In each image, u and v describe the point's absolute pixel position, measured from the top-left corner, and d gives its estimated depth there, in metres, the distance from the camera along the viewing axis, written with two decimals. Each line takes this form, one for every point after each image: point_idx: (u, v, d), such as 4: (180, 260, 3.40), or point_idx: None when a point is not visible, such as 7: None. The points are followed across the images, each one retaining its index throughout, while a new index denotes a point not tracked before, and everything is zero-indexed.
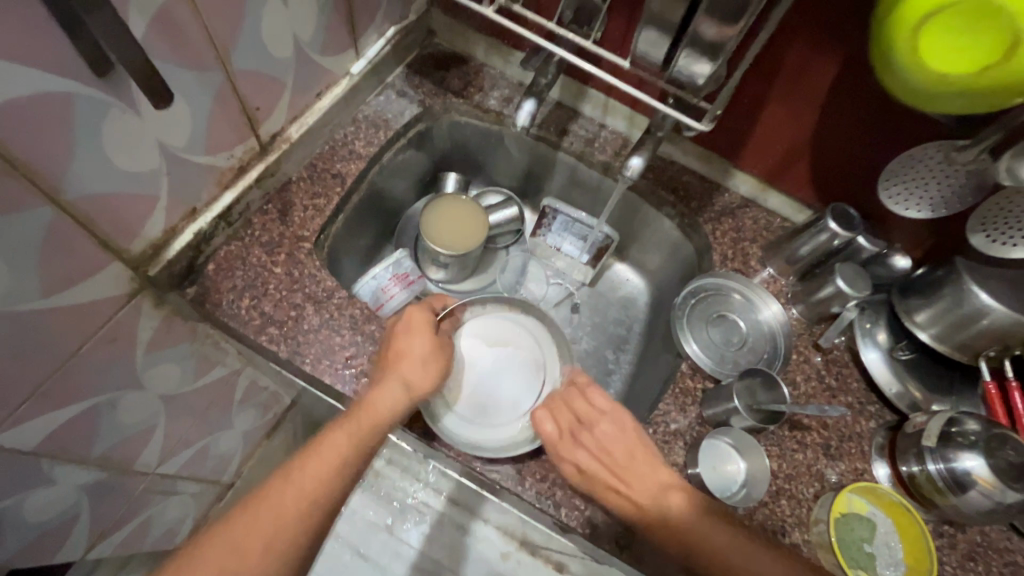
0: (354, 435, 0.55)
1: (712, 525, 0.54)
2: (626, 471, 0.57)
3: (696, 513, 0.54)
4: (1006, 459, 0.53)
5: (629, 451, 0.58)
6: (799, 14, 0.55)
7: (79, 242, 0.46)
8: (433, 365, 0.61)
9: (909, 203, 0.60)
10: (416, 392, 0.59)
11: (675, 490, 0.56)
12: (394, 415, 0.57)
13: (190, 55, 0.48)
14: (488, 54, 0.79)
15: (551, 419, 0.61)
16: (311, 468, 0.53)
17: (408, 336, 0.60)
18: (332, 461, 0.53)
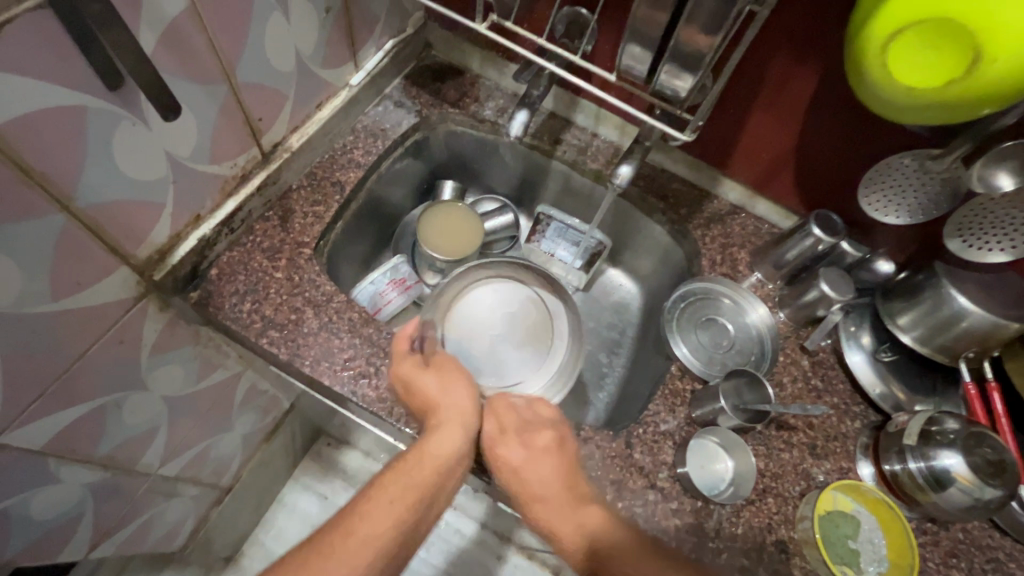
0: (415, 483, 0.54)
1: (622, 541, 0.53)
2: (552, 483, 0.57)
3: (611, 529, 0.54)
4: (983, 456, 0.55)
5: (554, 464, 0.58)
6: (779, 27, 0.57)
7: (89, 246, 0.48)
8: (463, 390, 0.60)
9: (889, 210, 0.62)
10: (461, 421, 0.58)
11: (591, 505, 0.55)
12: (454, 452, 0.57)
13: (197, 69, 0.50)
14: (483, 66, 0.82)
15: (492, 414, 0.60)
16: (376, 519, 0.52)
17: (416, 380, 0.58)
18: (398, 515, 0.53)
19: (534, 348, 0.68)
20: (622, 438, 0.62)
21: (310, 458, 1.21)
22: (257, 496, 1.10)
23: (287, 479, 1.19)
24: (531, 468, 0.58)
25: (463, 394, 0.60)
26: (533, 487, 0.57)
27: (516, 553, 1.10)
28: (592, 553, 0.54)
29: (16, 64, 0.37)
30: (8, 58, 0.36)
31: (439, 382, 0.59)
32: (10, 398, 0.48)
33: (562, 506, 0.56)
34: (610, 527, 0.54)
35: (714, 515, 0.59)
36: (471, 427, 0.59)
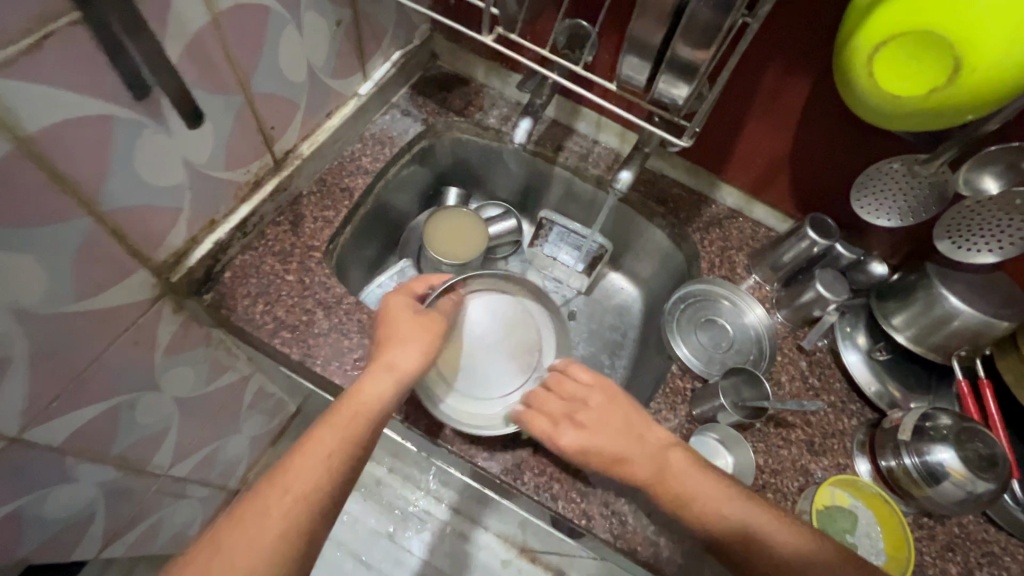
0: (344, 428, 0.52)
1: (709, 484, 0.55)
2: (626, 438, 0.59)
3: (692, 470, 0.56)
4: (975, 450, 0.57)
5: (620, 423, 0.60)
6: (773, 38, 0.60)
7: (110, 248, 0.50)
8: (416, 345, 0.59)
9: (879, 213, 0.64)
10: (401, 371, 0.57)
11: (672, 450, 0.58)
12: (383, 399, 0.55)
13: (216, 81, 0.53)
14: (487, 75, 0.84)
15: (539, 409, 0.62)
16: (301, 469, 0.49)
17: (393, 316, 0.60)
18: (318, 460, 0.50)
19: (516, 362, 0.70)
20: None
21: None
22: None
23: None
24: (595, 438, 0.59)
25: (416, 347, 0.59)
26: (607, 449, 0.58)
27: (519, 557, 1.11)
28: (679, 501, 0.56)
29: (51, 77, 0.39)
30: (43, 71, 0.38)
31: (400, 333, 0.59)
32: (33, 395, 0.50)
33: (645, 460, 0.57)
34: (695, 471, 0.56)
35: None
36: (410, 379, 0.58)
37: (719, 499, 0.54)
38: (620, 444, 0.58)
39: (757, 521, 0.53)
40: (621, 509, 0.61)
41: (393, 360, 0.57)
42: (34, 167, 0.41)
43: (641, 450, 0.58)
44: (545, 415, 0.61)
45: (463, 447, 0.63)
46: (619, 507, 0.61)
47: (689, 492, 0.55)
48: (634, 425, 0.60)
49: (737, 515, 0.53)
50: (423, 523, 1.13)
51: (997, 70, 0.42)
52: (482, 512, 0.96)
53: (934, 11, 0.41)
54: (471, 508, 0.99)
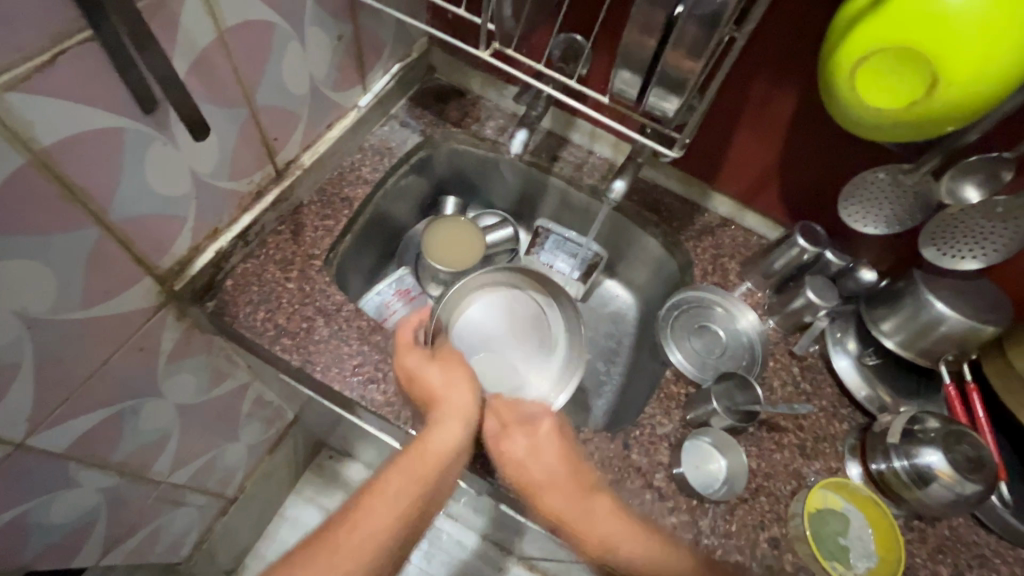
0: (415, 475, 0.56)
1: (624, 530, 0.55)
2: (559, 479, 0.58)
3: (611, 516, 0.56)
4: (962, 453, 0.58)
5: (558, 456, 0.60)
6: (760, 52, 0.62)
7: (117, 257, 0.52)
8: (464, 388, 0.62)
9: (867, 220, 0.66)
10: (460, 416, 0.60)
11: (602, 492, 0.58)
12: (450, 447, 0.58)
13: (222, 94, 0.55)
14: (484, 87, 0.87)
15: (489, 411, 0.63)
16: (374, 512, 0.54)
17: (417, 369, 0.61)
18: (393, 510, 0.55)
19: (533, 342, 0.71)
20: (620, 439, 0.65)
21: (312, 471, 1.22)
22: (260, 507, 1.12)
23: (289, 492, 1.20)
24: (532, 460, 0.60)
25: (467, 393, 0.62)
26: (536, 475, 0.59)
27: (517, 564, 1.10)
28: (604, 546, 0.56)
29: (64, 91, 0.40)
30: (56, 85, 0.40)
31: (442, 379, 0.61)
32: (40, 401, 0.51)
33: (575, 501, 0.57)
34: (617, 516, 0.56)
35: (709, 513, 0.62)
36: (470, 423, 0.61)
37: (647, 551, 0.54)
38: (550, 474, 0.59)
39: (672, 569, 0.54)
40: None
41: (449, 407, 0.60)
42: (45, 177, 0.42)
43: (570, 489, 0.58)
44: (497, 419, 0.63)
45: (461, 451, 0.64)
46: None
47: (610, 539, 0.55)
48: (572, 462, 0.60)
49: (637, 565, 0.54)
50: (420, 531, 1.13)
51: (971, 84, 0.44)
52: (481, 519, 0.96)
53: (911, 29, 0.43)
54: (469, 516, 1.00)
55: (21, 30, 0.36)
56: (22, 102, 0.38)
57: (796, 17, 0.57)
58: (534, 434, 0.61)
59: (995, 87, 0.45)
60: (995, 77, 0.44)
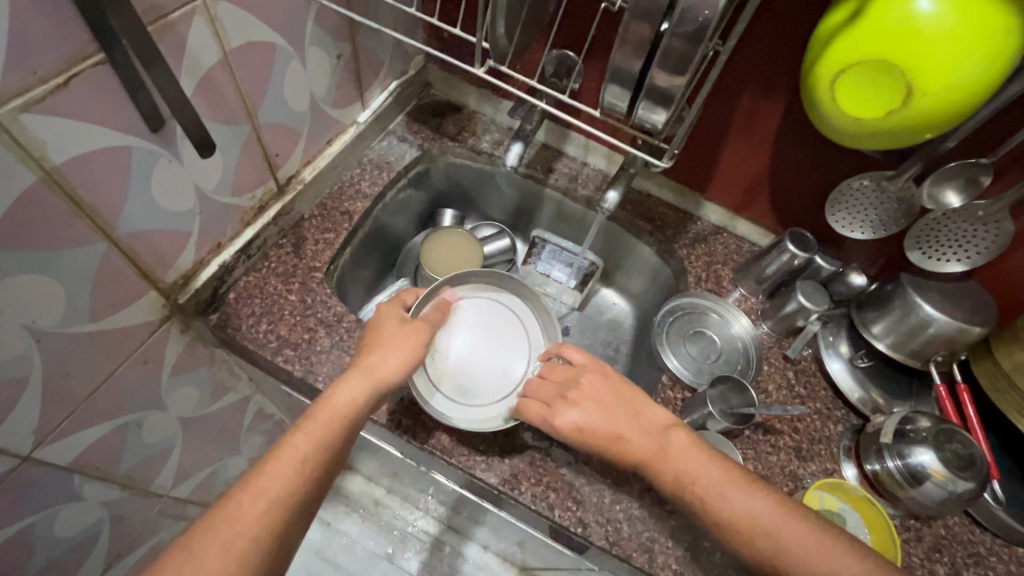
0: (320, 431, 0.53)
1: (707, 467, 0.54)
2: (627, 424, 0.58)
3: (686, 456, 0.55)
4: (953, 451, 0.59)
5: (618, 407, 0.60)
6: (745, 64, 0.65)
7: (123, 271, 0.53)
8: (394, 352, 0.60)
9: (854, 226, 0.68)
10: (381, 375, 0.58)
11: (673, 432, 0.57)
12: (358, 402, 0.56)
13: (225, 112, 0.56)
14: (480, 103, 0.89)
15: (533, 397, 0.63)
16: (276, 469, 0.50)
17: (382, 329, 0.62)
18: (291, 464, 0.50)
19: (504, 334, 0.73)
20: None
21: None
22: None
23: None
24: (592, 415, 0.59)
25: (403, 354, 0.60)
26: (603, 428, 0.58)
27: None
28: (682, 483, 0.54)
29: (77, 113, 0.42)
30: (69, 108, 0.42)
31: (381, 338, 0.61)
32: (46, 413, 0.52)
33: (645, 440, 0.57)
34: (689, 454, 0.55)
35: None
36: (385, 385, 0.58)
37: (746, 497, 0.51)
38: (617, 423, 0.58)
39: (757, 508, 0.51)
40: (614, 516, 0.63)
41: (369, 363, 0.58)
42: (56, 195, 0.44)
43: (638, 434, 0.57)
44: (538, 401, 0.62)
45: (461, 457, 0.65)
46: (614, 514, 0.63)
47: (688, 472, 0.54)
48: (634, 405, 0.60)
49: (741, 501, 0.51)
50: (421, 543, 1.13)
51: (944, 94, 0.46)
52: (481, 530, 0.96)
53: (884, 44, 0.46)
54: (469, 528, 1.00)
55: (36, 54, 0.38)
56: (35, 124, 0.40)
57: (779, 32, 0.60)
58: (583, 389, 0.61)
59: (967, 97, 0.47)
60: (967, 88, 0.46)
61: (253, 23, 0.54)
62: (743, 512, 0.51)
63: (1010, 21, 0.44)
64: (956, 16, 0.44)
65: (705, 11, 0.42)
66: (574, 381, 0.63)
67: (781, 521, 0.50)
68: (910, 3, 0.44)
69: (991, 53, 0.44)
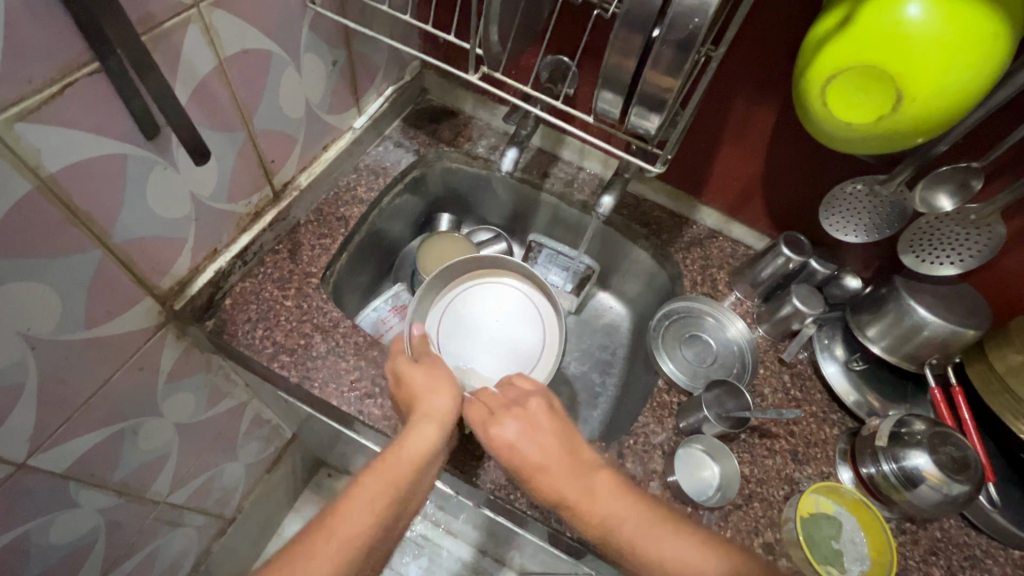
0: (390, 477, 0.52)
1: (635, 511, 0.52)
2: (559, 458, 0.55)
3: (613, 496, 0.53)
4: (948, 453, 0.59)
5: (553, 436, 0.57)
6: (738, 69, 0.65)
7: (118, 278, 0.53)
8: (443, 391, 0.60)
9: (847, 229, 0.68)
10: (439, 417, 0.58)
11: (602, 471, 0.55)
12: (428, 448, 0.56)
13: (220, 120, 0.57)
14: (475, 108, 0.89)
15: (477, 401, 0.62)
16: (352, 514, 0.50)
17: (406, 375, 0.61)
18: (367, 513, 0.50)
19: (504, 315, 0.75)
20: (615, 449, 0.67)
21: (310, 490, 1.23)
22: (258, 528, 1.11)
23: (287, 512, 1.20)
24: (526, 439, 0.56)
25: (453, 396, 0.60)
26: (531, 457, 0.56)
27: None
28: (607, 528, 0.51)
29: (72, 121, 0.42)
30: (63, 116, 0.42)
31: (425, 383, 0.60)
32: (41, 421, 0.52)
33: (574, 476, 0.54)
34: (615, 494, 0.53)
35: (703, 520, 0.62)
36: (447, 427, 0.58)
37: (680, 547, 0.49)
38: (548, 454, 0.56)
39: (692, 560, 0.48)
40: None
41: (429, 407, 0.58)
42: (51, 203, 0.44)
43: (568, 466, 0.55)
44: (485, 406, 0.61)
45: (457, 462, 0.65)
46: None
47: (613, 515, 0.51)
48: (572, 441, 0.57)
49: (672, 549, 0.49)
50: (420, 548, 1.13)
51: (934, 101, 0.47)
52: (479, 535, 0.96)
53: (874, 50, 0.46)
54: (467, 532, 1.00)
55: (31, 63, 0.38)
56: (30, 133, 0.40)
57: (771, 37, 0.60)
58: (525, 413, 0.59)
59: (956, 103, 0.47)
60: (956, 94, 0.46)
61: (248, 31, 0.54)
62: (664, 561, 0.49)
63: (998, 28, 0.44)
64: (944, 23, 0.44)
65: (695, 18, 0.42)
66: (523, 403, 0.60)
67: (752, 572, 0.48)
68: (899, 10, 0.45)
69: (979, 60, 0.45)
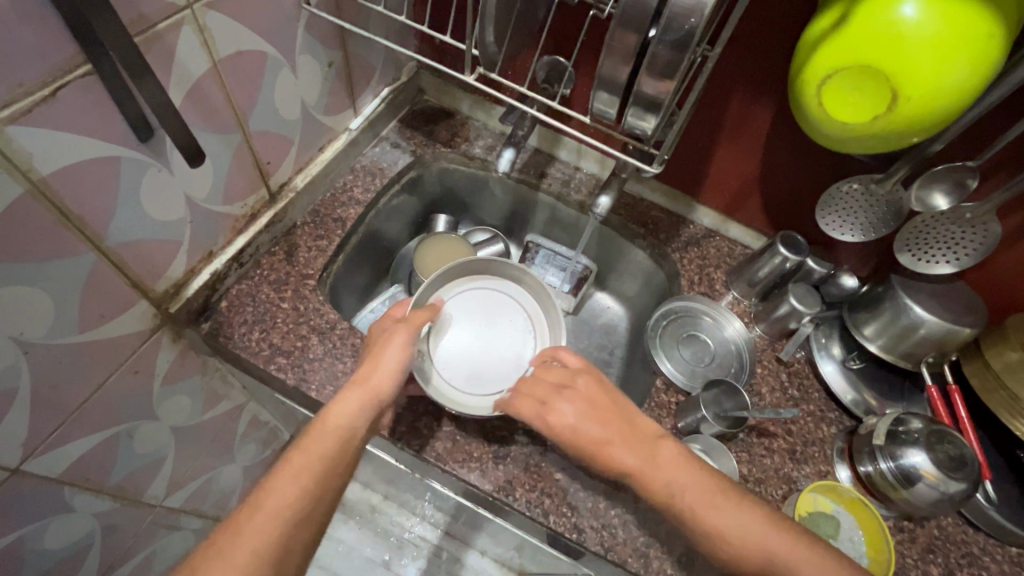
0: (313, 448, 0.51)
1: (694, 478, 0.53)
2: (623, 430, 0.57)
3: (671, 467, 0.54)
4: (945, 452, 0.59)
5: (610, 412, 0.58)
6: (734, 69, 0.65)
7: (113, 281, 0.53)
8: (384, 361, 0.58)
9: (844, 228, 0.68)
10: (373, 387, 0.56)
11: (665, 441, 0.56)
12: (354, 418, 0.54)
13: (215, 121, 0.56)
14: (472, 108, 0.89)
15: (522, 394, 0.60)
16: (275, 487, 0.49)
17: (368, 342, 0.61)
18: (291, 487, 0.49)
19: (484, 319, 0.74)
20: None
21: None
22: None
23: None
24: (586, 416, 0.57)
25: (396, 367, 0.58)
26: (594, 433, 0.56)
27: None
28: (670, 495, 0.53)
29: (64, 123, 0.42)
30: (56, 119, 0.42)
31: (373, 353, 0.59)
32: (35, 425, 0.52)
33: (638, 447, 0.55)
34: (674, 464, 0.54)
35: None
36: (380, 396, 0.56)
37: (738, 513, 0.51)
38: (609, 428, 0.57)
39: (746, 523, 0.50)
40: (608, 521, 0.63)
41: (363, 377, 0.56)
42: (43, 206, 0.43)
43: (626, 441, 0.56)
44: (531, 397, 0.60)
45: (456, 464, 0.65)
46: (609, 518, 0.63)
47: (676, 483, 0.53)
48: (627, 413, 0.58)
49: (720, 517, 0.51)
50: (419, 549, 1.13)
51: (929, 100, 0.47)
52: (478, 536, 0.96)
53: (869, 50, 0.46)
54: (466, 534, 0.99)
55: (22, 66, 0.38)
56: (22, 136, 0.40)
57: (767, 37, 0.60)
58: (578, 390, 0.59)
59: (951, 102, 0.47)
60: (951, 93, 0.46)
61: (242, 32, 0.54)
62: (723, 528, 0.51)
63: (992, 27, 0.44)
64: (940, 22, 0.44)
65: (691, 19, 0.42)
66: (572, 384, 0.60)
67: (766, 531, 0.50)
68: (894, 9, 0.45)
69: (974, 59, 0.45)
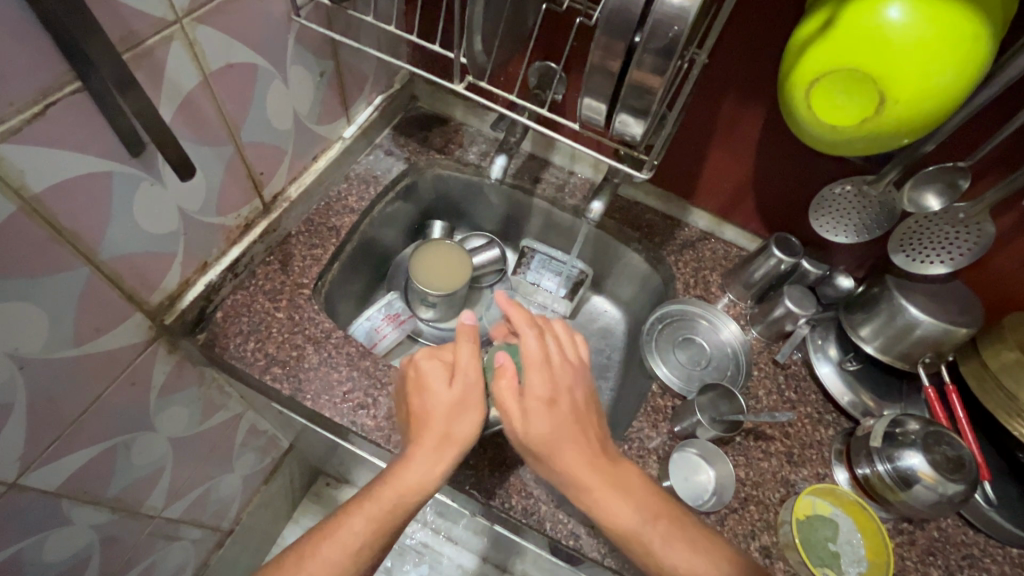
0: (375, 516, 0.54)
1: (666, 515, 0.55)
2: (574, 448, 0.56)
3: (621, 496, 0.55)
4: (942, 453, 0.59)
5: (572, 419, 0.57)
6: (725, 72, 0.65)
7: (107, 295, 0.53)
8: (469, 414, 0.58)
9: (837, 229, 0.69)
10: (453, 449, 0.57)
11: (627, 465, 0.57)
12: (428, 480, 0.55)
13: (207, 135, 0.57)
14: (466, 114, 0.89)
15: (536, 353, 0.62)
16: (327, 551, 0.53)
17: (432, 393, 0.59)
18: (343, 548, 0.53)
19: None
20: None
21: (309, 499, 1.24)
22: (258, 538, 1.12)
23: (286, 522, 1.21)
24: (545, 421, 0.56)
25: (473, 420, 0.58)
26: (545, 442, 0.55)
27: None
28: (629, 532, 0.54)
29: (56, 141, 0.43)
30: (47, 137, 0.42)
31: (438, 416, 0.58)
32: (32, 440, 0.52)
33: (591, 474, 0.55)
34: (625, 493, 0.55)
35: None
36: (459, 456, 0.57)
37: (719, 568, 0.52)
38: (563, 437, 0.56)
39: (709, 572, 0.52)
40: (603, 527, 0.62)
41: (425, 449, 0.56)
42: (35, 222, 0.44)
43: (569, 455, 0.55)
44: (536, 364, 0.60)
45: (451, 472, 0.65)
46: None
47: (627, 519, 0.54)
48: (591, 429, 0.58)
49: (677, 555, 0.53)
50: (420, 554, 1.13)
51: (917, 103, 0.47)
52: (478, 542, 0.96)
53: (855, 53, 0.46)
54: (465, 539, 1.00)
55: (12, 86, 0.38)
56: (13, 154, 0.40)
57: (756, 38, 0.60)
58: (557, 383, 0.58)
59: (939, 104, 0.47)
60: (939, 94, 0.46)
61: (232, 44, 0.54)
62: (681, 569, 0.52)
63: (978, 28, 0.44)
64: (926, 24, 0.44)
65: (675, 25, 0.42)
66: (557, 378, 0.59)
67: None
68: (880, 12, 0.45)
69: (960, 60, 0.45)
